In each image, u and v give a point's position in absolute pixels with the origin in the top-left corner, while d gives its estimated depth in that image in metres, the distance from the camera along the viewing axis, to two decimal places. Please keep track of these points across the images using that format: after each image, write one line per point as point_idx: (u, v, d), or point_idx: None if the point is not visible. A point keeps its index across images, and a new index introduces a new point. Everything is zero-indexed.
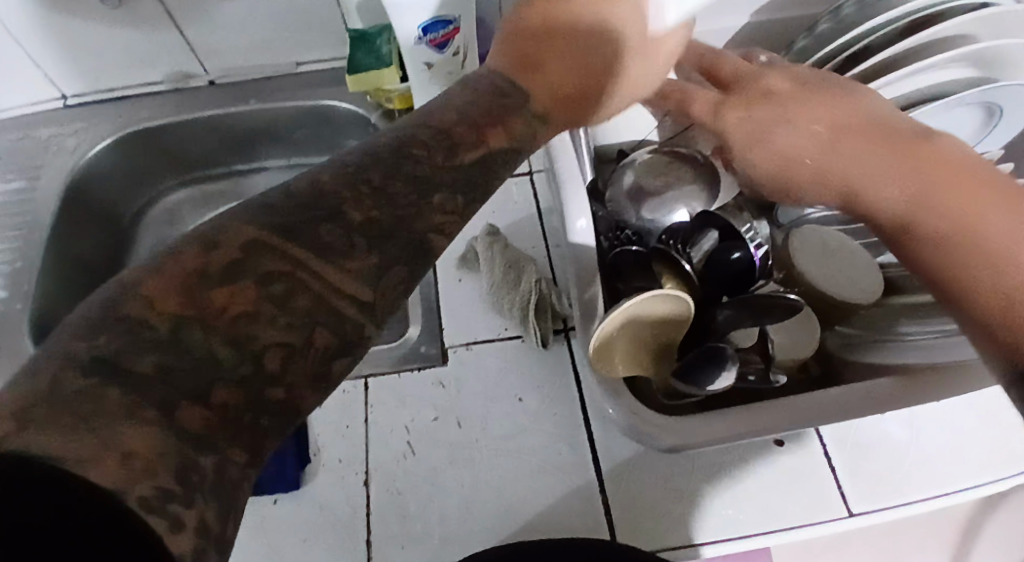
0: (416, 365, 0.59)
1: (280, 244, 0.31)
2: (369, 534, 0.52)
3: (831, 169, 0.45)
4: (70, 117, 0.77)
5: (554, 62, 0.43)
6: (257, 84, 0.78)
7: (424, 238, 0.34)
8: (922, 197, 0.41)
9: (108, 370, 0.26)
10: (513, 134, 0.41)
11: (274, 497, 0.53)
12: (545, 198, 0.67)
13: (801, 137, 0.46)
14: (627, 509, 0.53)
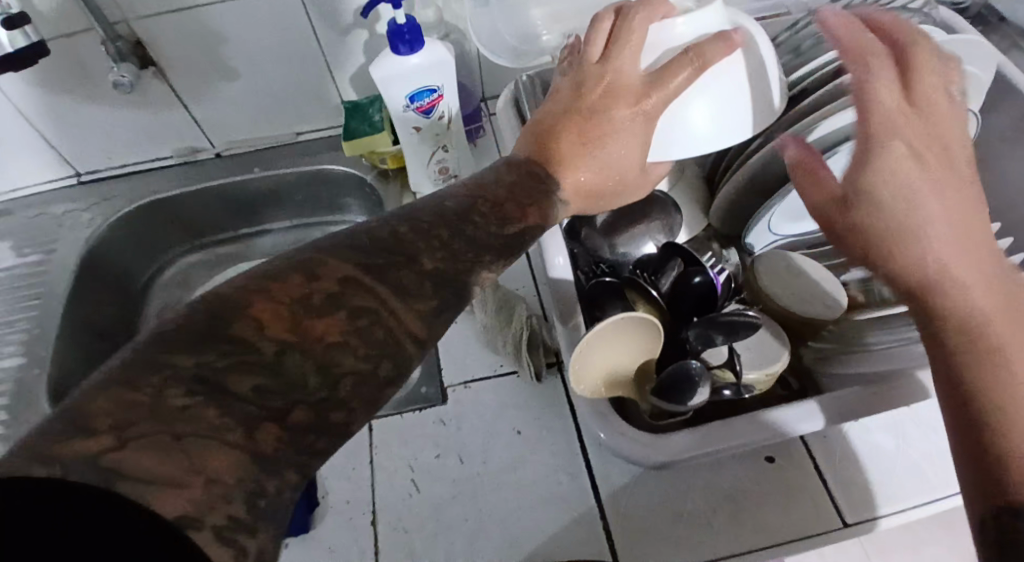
0: (417, 406, 0.62)
1: (368, 282, 0.38)
2: None
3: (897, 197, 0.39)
4: (85, 194, 0.83)
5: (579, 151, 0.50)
6: (261, 154, 0.84)
7: (468, 287, 0.41)
8: (987, 295, 0.36)
9: (211, 388, 0.32)
10: (545, 215, 0.48)
11: (285, 541, 0.56)
12: (532, 242, 0.71)
13: (915, 167, 0.40)
14: (628, 533, 0.54)
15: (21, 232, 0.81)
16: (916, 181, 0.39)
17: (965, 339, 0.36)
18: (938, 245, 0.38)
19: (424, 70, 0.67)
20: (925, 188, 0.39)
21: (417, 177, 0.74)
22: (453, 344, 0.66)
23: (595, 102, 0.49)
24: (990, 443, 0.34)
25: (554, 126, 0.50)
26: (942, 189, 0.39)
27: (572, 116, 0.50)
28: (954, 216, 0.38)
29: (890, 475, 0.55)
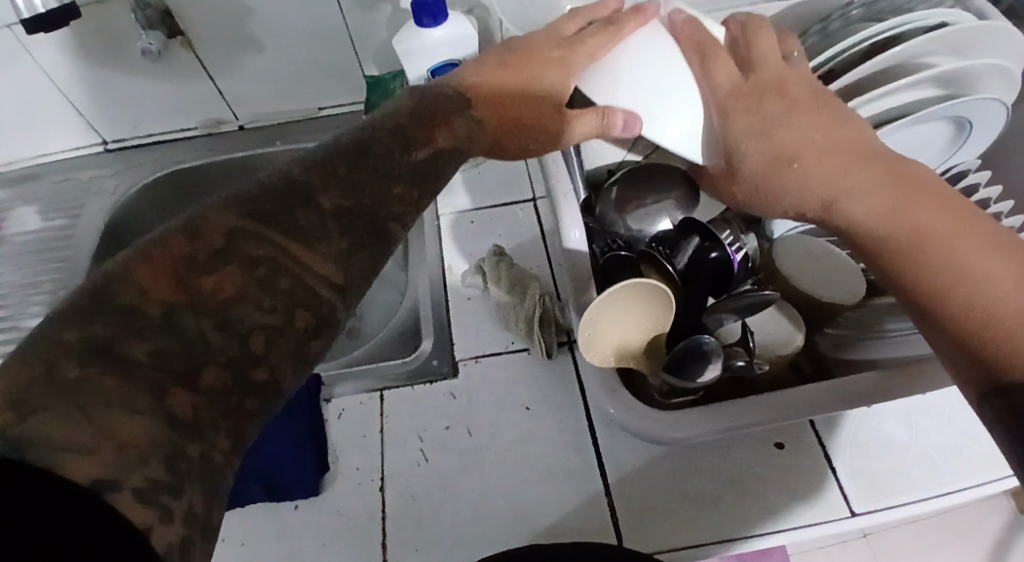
0: (428, 379, 0.63)
1: (255, 229, 0.37)
2: (384, 537, 0.54)
3: (792, 148, 0.48)
4: (110, 162, 0.85)
5: (503, 84, 0.53)
6: (283, 128, 0.85)
7: (385, 223, 0.41)
8: (876, 195, 0.45)
9: (103, 356, 0.31)
10: (455, 134, 0.48)
11: (295, 503, 0.56)
12: (547, 221, 0.72)
13: (783, 117, 0.49)
14: (634, 513, 0.54)
15: (48, 196, 0.82)
16: (789, 123, 0.48)
17: (888, 248, 0.44)
18: (825, 172, 0.47)
19: (446, 44, 0.66)
20: (800, 126, 0.48)
21: None
22: (464, 318, 0.66)
23: (531, 65, 0.54)
24: (972, 305, 0.39)
25: (489, 78, 0.54)
26: (807, 125, 0.48)
27: (505, 70, 0.54)
28: (816, 138, 0.48)
29: (900, 465, 0.55)
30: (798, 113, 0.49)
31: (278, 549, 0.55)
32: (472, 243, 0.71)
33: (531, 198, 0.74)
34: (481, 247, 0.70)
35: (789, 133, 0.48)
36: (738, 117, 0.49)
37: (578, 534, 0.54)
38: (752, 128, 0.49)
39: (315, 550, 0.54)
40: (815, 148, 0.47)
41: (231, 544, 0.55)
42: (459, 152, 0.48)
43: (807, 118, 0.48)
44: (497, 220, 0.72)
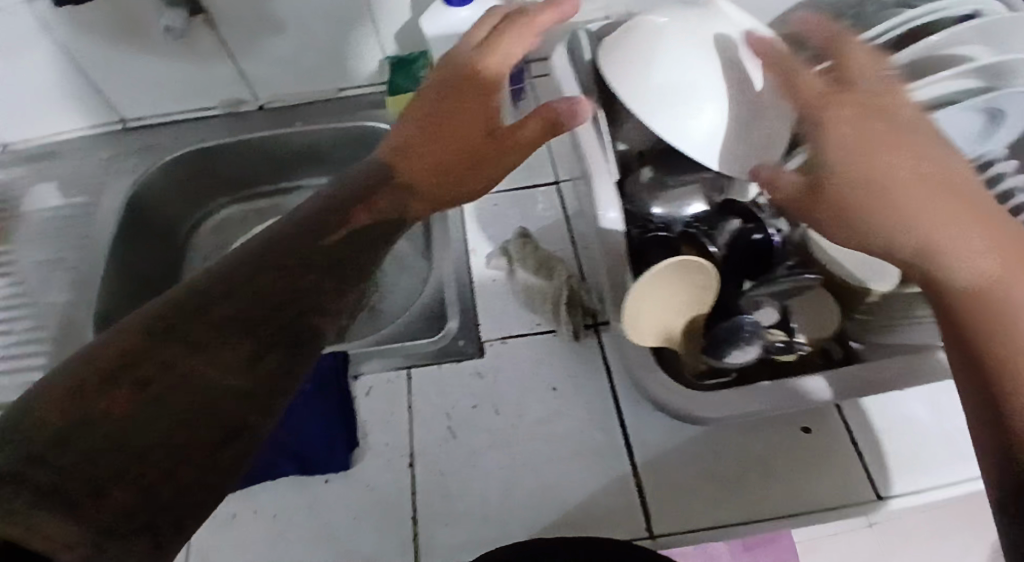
0: (454, 359, 0.63)
1: (202, 338, 0.40)
2: (415, 512, 0.55)
3: (857, 163, 0.42)
4: (129, 140, 0.84)
5: (426, 143, 0.56)
6: (303, 109, 0.85)
7: (298, 330, 0.44)
8: (963, 223, 0.39)
9: (51, 452, 0.32)
10: (375, 210, 0.54)
11: (325, 477, 0.57)
12: (571, 204, 0.72)
13: (858, 128, 0.43)
14: (662, 493, 0.55)
15: (67, 174, 0.82)
16: (882, 137, 0.42)
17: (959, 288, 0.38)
18: (910, 193, 0.40)
19: (472, 25, 0.66)
20: (895, 136, 0.42)
21: None
22: (489, 298, 0.67)
23: (442, 114, 0.56)
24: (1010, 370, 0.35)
25: (413, 143, 0.57)
26: (883, 136, 0.42)
27: (425, 133, 0.56)
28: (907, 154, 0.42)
29: (925, 451, 0.55)
30: (872, 124, 0.43)
31: (309, 523, 0.55)
32: (496, 224, 0.71)
33: (554, 180, 0.74)
34: (505, 228, 0.71)
35: (855, 147, 0.43)
36: (830, 118, 0.44)
37: (607, 512, 0.54)
38: (824, 138, 0.44)
39: (347, 524, 0.55)
40: (877, 165, 0.41)
41: (264, 516, 0.55)
42: (384, 221, 0.54)
43: (907, 131, 0.43)
44: (520, 202, 0.72)
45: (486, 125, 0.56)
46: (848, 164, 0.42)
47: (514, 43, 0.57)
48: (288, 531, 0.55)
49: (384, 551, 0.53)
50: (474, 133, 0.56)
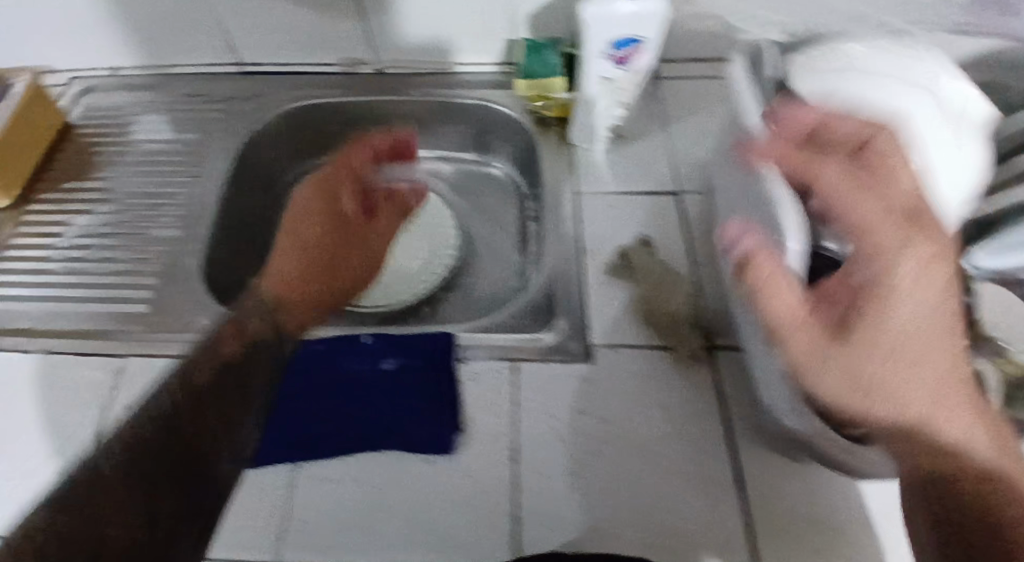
0: (563, 358, 0.61)
1: (74, 512, 0.38)
2: (515, 509, 0.53)
3: (902, 325, 0.36)
4: (246, 83, 0.83)
5: (283, 263, 0.58)
6: (423, 77, 0.83)
7: (206, 462, 0.43)
8: (964, 397, 0.37)
9: None
10: (278, 327, 0.51)
11: (427, 458, 0.56)
12: (694, 219, 0.70)
13: (911, 281, 0.36)
14: (770, 531, 0.53)
15: (179, 108, 0.81)
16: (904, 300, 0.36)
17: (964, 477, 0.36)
18: (912, 381, 0.36)
19: (634, 17, 0.61)
20: (901, 324, 0.36)
21: (584, 136, 0.74)
22: (601, 303, 0.65)
23: (299, 232, 0.62)
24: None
25: (284, 274, 0.56)
26: (922, 296, 0.36)
27: (299, 263, 0.58)
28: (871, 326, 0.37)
29: None
30: (914, 277, 0.36)
31: (405, 505, 0.53)
32: (610, 228, 0.70)
33: (675, 190, 0.72)
34: (618, 233, 0.69)
35: (904, 306, 0.36)
36: (920, 250, 0.36)
37: (710, 538, 0.52)
38: (896, 290, 0.36)
39: (443, 508, 0.53)
40: (927, 329, 0.36)
41: (361, 487, 0.54)
42: (276, 339, 0.51)
43: (902, 257, 0.36)
44: (637, 209, 0.71)
45: (313, 242, 0.61)
46: (909, 328, 0.36)
47: (345, 176, 0.68)
48: (383, 507, 0.53)
49: (477, 542, 0.52)
50: (309, 242, 0.61)
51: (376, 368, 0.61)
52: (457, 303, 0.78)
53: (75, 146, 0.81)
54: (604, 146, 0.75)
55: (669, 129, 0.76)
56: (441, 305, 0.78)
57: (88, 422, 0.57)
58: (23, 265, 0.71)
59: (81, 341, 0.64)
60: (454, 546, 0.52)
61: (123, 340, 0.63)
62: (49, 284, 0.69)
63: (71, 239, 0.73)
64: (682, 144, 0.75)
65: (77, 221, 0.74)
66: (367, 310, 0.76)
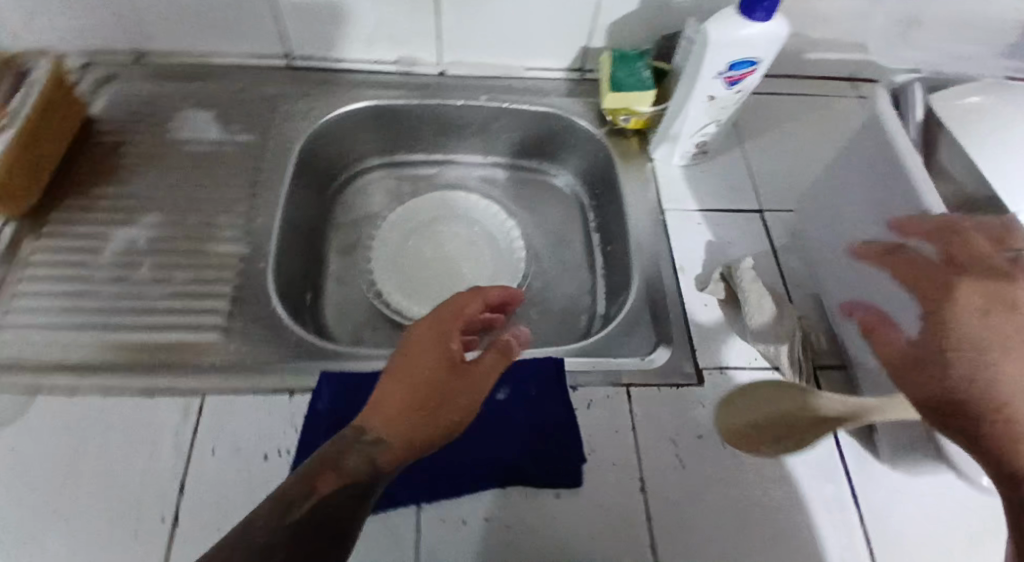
0: (674, 381, 0.61)
1: None
2: (651, 538, 0.54)
3: (994, 337, 0.42)
4: (297, 79, 0.77)
5: (389, 394, 0.51)
6: (487, 81, 0.79)
7: None
8: None
9: None
10: (345, 472, 0.47)
11: (556, 491, 0.56)
12: (780, 238, 0.70)
13: (1006, 312, 0.43)
14: (889, 545, 0.55)
15: (226, 105, 0.75)
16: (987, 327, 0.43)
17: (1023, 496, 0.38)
18: (1009, 359, 0.41)
19: (755, 41, 0.60)
20: (985, 337, 0.42)
21: (666, 152, 0.73)
22: (703, 325, 0.65)
23: (405, 362, 0.52)
24: None
25: (380, 406, 0.51)
26: (1009, 320, 0.42)
27: (399, 401, 0.50)
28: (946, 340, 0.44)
29: None
30: (993, 300, 0.44)
31: (545, 538, 0.54)
32: (701, 247, 0.69)
33: (758, 209, 0.72)
34: (709, 252, 0.69)
35: (991, 325, 0.43)
36: (974, 296, 0.45)
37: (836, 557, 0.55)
38: (975, 316, 0.43)
39: (580, 541, 0.54)
40: (1019, 343, 0.41)
41: (494, 524, 0.54)
42: (354, 486, 0.47)
43: (984, 316, 0.43)
44: (725, 227, 0.70)
45: (423, 383, 0.51)
46: (996, 342, 0.42)
47: (470, 306, 0.57)
48: (521, 540, 0.54)
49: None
50: (413, 379, 0.51)
51: (487, 398, 0.59)
52: (530, 318, 0.75)
53: (99, 144, 0.72)
54: (683, 163, 0.74)
55: (744, 145, 0.76)
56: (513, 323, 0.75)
57: (185, 468, 0.53)
58: (54, 285, 0.62)
59: (146, 375, 0.57)
60: None
61: (199, 373, 0.57)
62: (92, 310, 0.61)
63: (113, 255, 0.64)
64: (759, 162, 0.75)
65: (116, 234, 0.66)
66: None
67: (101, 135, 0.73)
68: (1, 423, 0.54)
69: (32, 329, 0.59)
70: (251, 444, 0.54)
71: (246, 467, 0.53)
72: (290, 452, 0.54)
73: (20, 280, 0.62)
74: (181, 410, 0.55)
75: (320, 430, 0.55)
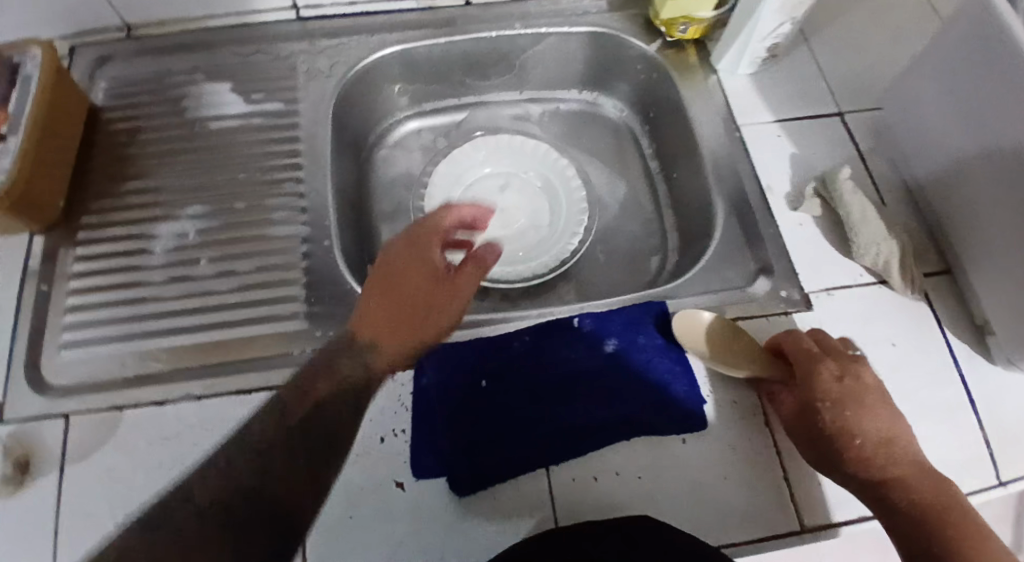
0: (782, 309, 0.58)
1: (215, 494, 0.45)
2: (786, 470, 0.52)
3: (885, 430, 0.49)
4: (311, 32, 0.70)
5: (372, 296, 0.53)
6: (519, 6, 0.72)
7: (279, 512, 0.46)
8: (953, 501, 0.46)
9: None
10: (343, 379, 0.50)
11: (682, 436, 0.53)
12: (861, 140, 0.66)
13: (862, 399, 0.49)
14: (1008, 442, 0.55)
15: (240, 72, 0.68)
16: (860, 415, 0.49)
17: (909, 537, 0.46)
18: (891, 453, 0.48)
19: None
20: (865, 440, 0.48)
21: (733, 62, 0.67)
22: (799, 242, 0.60)
23: (393, 264, 0.54)
24: None
25: (368, 305, 0.53)
26: (865, 417, 0.49)
27: (382, 301, 0.53)
28: (880, 435, 0.49)
29: None
30: (862, 406, 0.49)
31: (680, 485, 0.51)
32: (786, 159, 0.64)
33: (837, 111, 0.67)
34: (793, 165, 0.64)
35: (859, 420, 0.49)
36: (831, 411, 0.49)
37: (963, 459, 0.54)
38: (847, 389, 0.50)
39: (719, 484, 0.51)
40: (885, 444, 0.48)
41: (628, 478, 0.51)
42: (354, 392, 0.50)
43: (841, 399, 0.49)
44: (805, 136, 0.65)
45: (410, 280, 0.54)
46: (869, 431, 0.48)
47: (446, 220, 0.58)
48: (656, 492, 0.51)
49: (764, 513, 0.51)
50: (400, 274, 0.54)
51: (595, 351, 0.56)
52: (601, 260, 0.71)
53: (112, 135, 0.65)
54: (750, 71, 0.68)
55: (810, 42, 0.70)
56: (585, 266, 0.71)
57: None
58: (109, 295, 0.58)
59: (235, 377, 0.53)
60: (740, 519, 0.50)
61: (289, 368, 0.54)
62: (155, 317, 0.57)
63: (164, 255, 0.60)
64: (829, 60, 0.69)
65: (160, 230, 0.61)
66: (518, 282, 0.68)
67: (111, 125, 0.65)
68: (89, 451, 0.50)
69: (99, 347, 0.55)
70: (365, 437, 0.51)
71: (365, 455, 0.51)
72: (407, 434, 0.51)
73: (68, 296, 0.57)
74: None
75: (432, 408, 0.53)
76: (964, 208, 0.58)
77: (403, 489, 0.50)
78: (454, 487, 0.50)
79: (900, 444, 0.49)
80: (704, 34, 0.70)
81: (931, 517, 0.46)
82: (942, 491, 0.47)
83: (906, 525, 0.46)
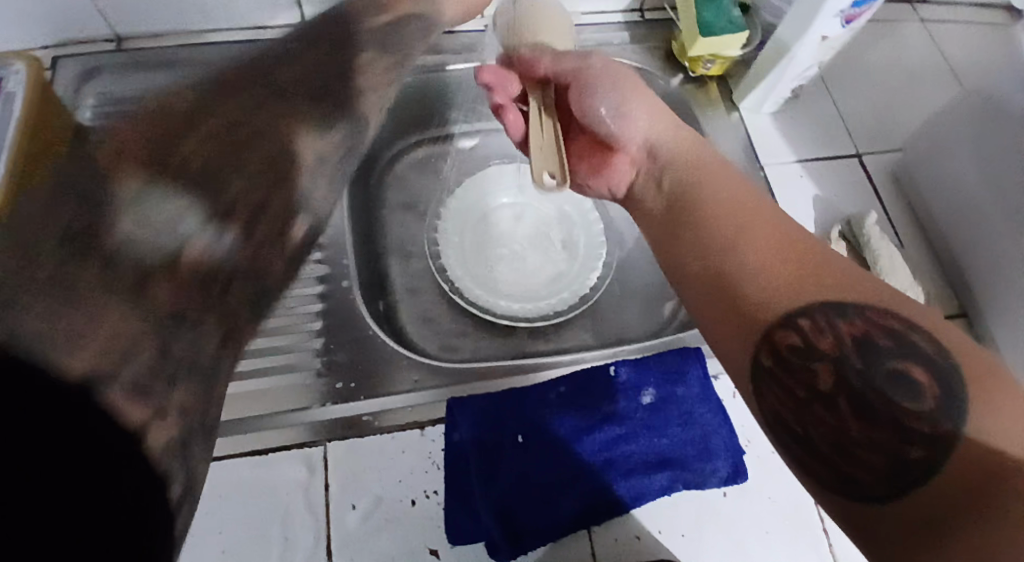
0: None
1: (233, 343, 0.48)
2: (823, 521, 0.52)
3: (714, 206, 0.45)
4: None
5: None
6: None
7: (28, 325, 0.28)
8: (786, 270, 0.39)
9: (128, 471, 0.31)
10: None
11: (722, 490, 0.51)
12: (879, 180, 0.66)
13: (712, 179, 0.48)
14: None
15: None
16: (627, 106, 0.53)
17: (730, 298, 0.40)
18: (744, 229, 0.42)
19: None
20: (711, 208, 0.45)
21: (758, 101, 0.66)
22: (690, 143, 0.51)
23: None
24: (765, 311, 0.39)
25: None
26: (721, 198, 0.46)
27: None
28: (683, 156, 0.50)
29: None
30: (699, 182, 0.48)
31: (723, 541, 0.50)
32: (810, 202, 0.64)
33: (856, 152, 0.67)
34: (818, 207, 0.64)
35: (706, 185, 0.47)
36: (647, 191, 0.52)
37: None
38: (693, 176, 0.49)
39: (759, 539, 0.50)
40: (736, 210, 0.44)
41: (670, 536, 0.50)
42: None
43: (652, 179, 0.52)
44: (826, 177, 0.65)
45: None
46: (712, 194, 0.46)
47: None
48: (699, 548, 0.50)
49: None
50: None
51: (633, 401, 0.54)
52: (620, 296, 0.69)
53: None
54: (772, 110, 0.68)
55: (826, 82, 0.70)
56: (603, 302, 0.68)
57: (326, 535, 0.47)
58: None
59: (247, 432, 0.49)
60: None
61: (310, 421, 0.50)
62: None
63: None
64: (845, 99, 0.69)
65: None
66: (539, 319, 0.65)
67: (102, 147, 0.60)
68: None
69: None
70: (397, 498, 0.48)
71: (396, 518, 0.48)
72: (440, 495, 0.49)
73: None
74: (305, 465, 0.48)
75: (466, 463, 0.50)
76: (989, 255, 0.59)
77: (437, 556, 0.47)
78: (494, 552, 0.47)
79: (756, 222, 0.43)
80: (725, 70, 0.69)
81: (784, 278, 0.39)
82: (792, 258, 0.40)
83: (703, 264, 0.43)
